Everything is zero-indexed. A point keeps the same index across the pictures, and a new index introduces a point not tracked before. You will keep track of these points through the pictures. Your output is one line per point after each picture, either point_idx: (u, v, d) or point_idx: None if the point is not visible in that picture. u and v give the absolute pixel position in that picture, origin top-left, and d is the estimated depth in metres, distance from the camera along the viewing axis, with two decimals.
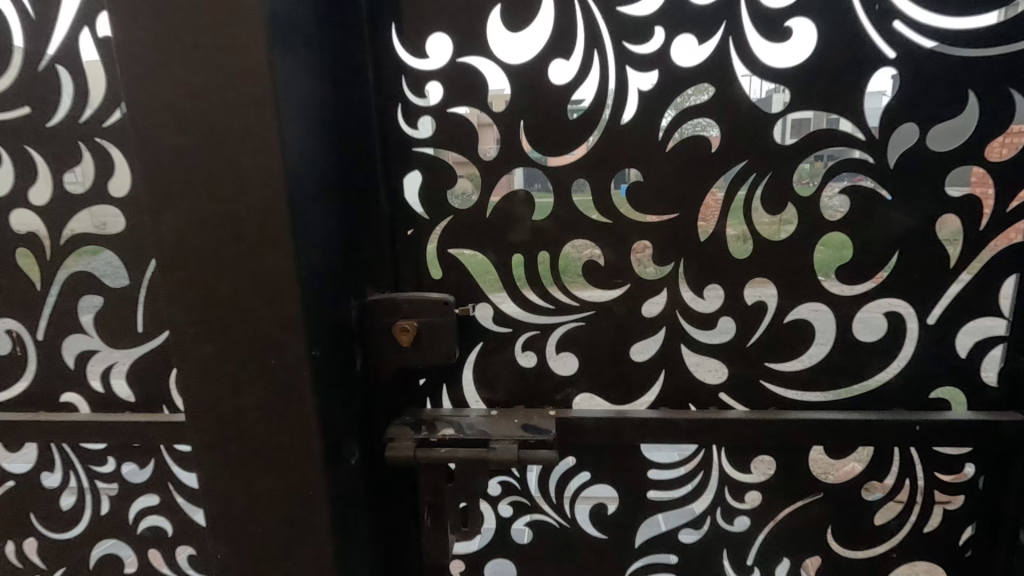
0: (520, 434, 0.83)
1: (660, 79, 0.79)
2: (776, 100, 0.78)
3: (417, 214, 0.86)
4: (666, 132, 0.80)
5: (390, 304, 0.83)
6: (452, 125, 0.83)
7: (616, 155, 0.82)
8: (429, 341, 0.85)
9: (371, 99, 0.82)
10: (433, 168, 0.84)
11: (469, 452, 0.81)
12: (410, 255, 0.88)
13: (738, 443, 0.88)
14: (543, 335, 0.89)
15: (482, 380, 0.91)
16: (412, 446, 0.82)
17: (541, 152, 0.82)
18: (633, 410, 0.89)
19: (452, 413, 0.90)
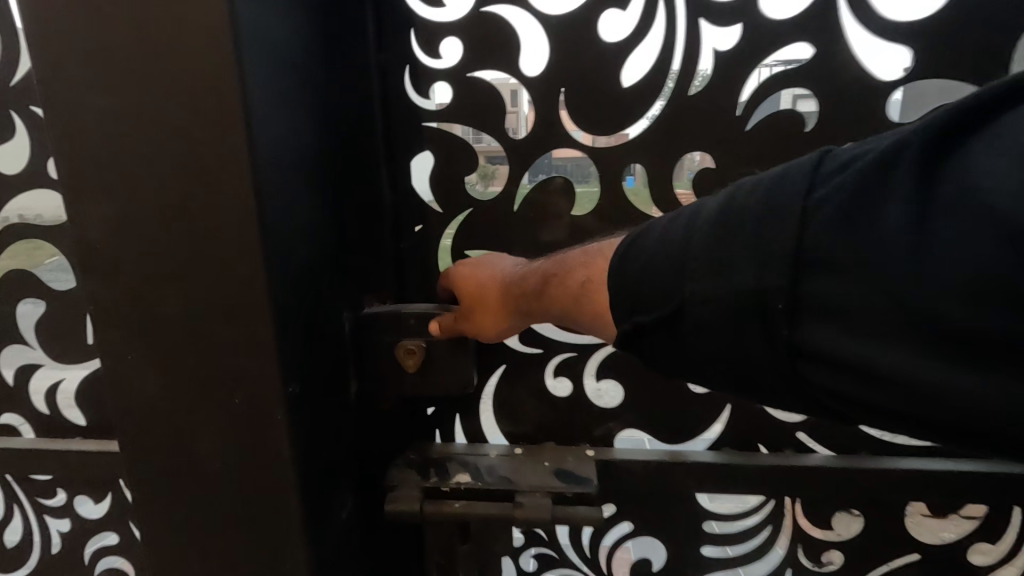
0: (553, 485, 0.67)
1: (743, 36, 0.62)
2: (894, 63, 0.60)
3: (427, 205, 0.69)
4: (748, 105, 0.63)
5: (393, 319, 0.66)
6: (474, 94, 0.65)
7: (682, 134, 0.64)
8: (442, 366, 0.68)
9: (370, 58, 0.64)
10: (449, 149, 0.67)
11: (489, 508, 0.65)
12: (417, 257, 0.70)
13: (822, 496, 0.71)
14: (580, 357, 0.73)
15: (504, 410, 0.75)
16: (419, 497, 0.66)
17: (587, 129, 0.65)
18: (692, 452, 0.72)
19: (466, 450, 0.74)
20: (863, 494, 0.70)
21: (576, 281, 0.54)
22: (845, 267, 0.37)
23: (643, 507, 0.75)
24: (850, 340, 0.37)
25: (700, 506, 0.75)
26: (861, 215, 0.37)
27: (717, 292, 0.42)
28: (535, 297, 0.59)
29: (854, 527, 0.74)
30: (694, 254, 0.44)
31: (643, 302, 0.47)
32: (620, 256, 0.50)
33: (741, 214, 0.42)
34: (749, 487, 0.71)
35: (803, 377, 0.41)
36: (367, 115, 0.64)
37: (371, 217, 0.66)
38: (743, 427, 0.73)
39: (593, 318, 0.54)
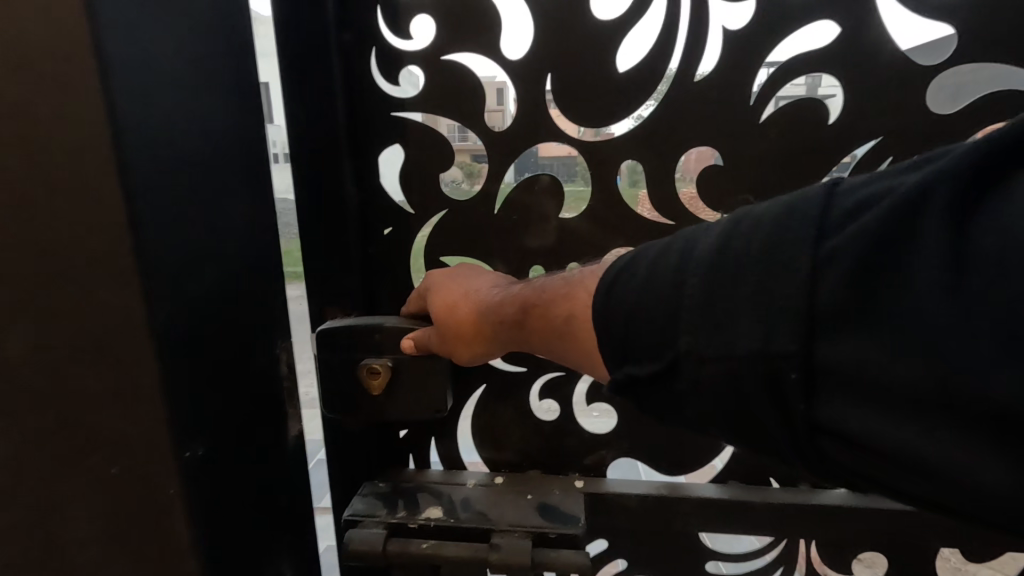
0: (535, 524, 0.59)
1: (756, 14, 0.53)
2: (934, 43, 0.52)
3: (398, 206, 0.61)
4: (762, 92, 0.55)
5: (356, 334, 0.58)
6: (449, 79, 0.57)
7: (687, 125, 0.56)
8: (410, 387, 0.60)
9: (329, 35, 0.56)
10: (420, 142, 0.59)
11: (461, 550, 0.57)
12: (386, 263, 0.62)
13: (841, 538, 0.63)
14: (569, 376, 0.65)
15: (484, 434, 0.67)
16: (383, 534, 0.58)
17: (578, 121, 0.57)
18: (693, 484, 0.64)
19: (441, 478, 0.66)
20: (887, 538, 0.62)
21: (558, 314, 0.46)
22: (869, 328, 0.29)
23: (637, 544, 0.67)
24: (882, 422, 0.29)
25: (703, 544, 0.67)
26: (886, 265, 0.29)
27: (712, 355, 0.34)
28: (517, 330, 0.51)
29: (874, 564, 0.68)
30: (688, 296, 0.35)
31: (635, 351, 0.38)
32: (604, 291, 0.41)
33: (741, 256, 0.34)
34: (759, 528, 0.63)
35: (824, 459, 0.32)
36: (324, 103, 0.57)
37: (334, 219, 0.59)
38: (751, 457, 0.65)
39: (581, 356, 0.46)
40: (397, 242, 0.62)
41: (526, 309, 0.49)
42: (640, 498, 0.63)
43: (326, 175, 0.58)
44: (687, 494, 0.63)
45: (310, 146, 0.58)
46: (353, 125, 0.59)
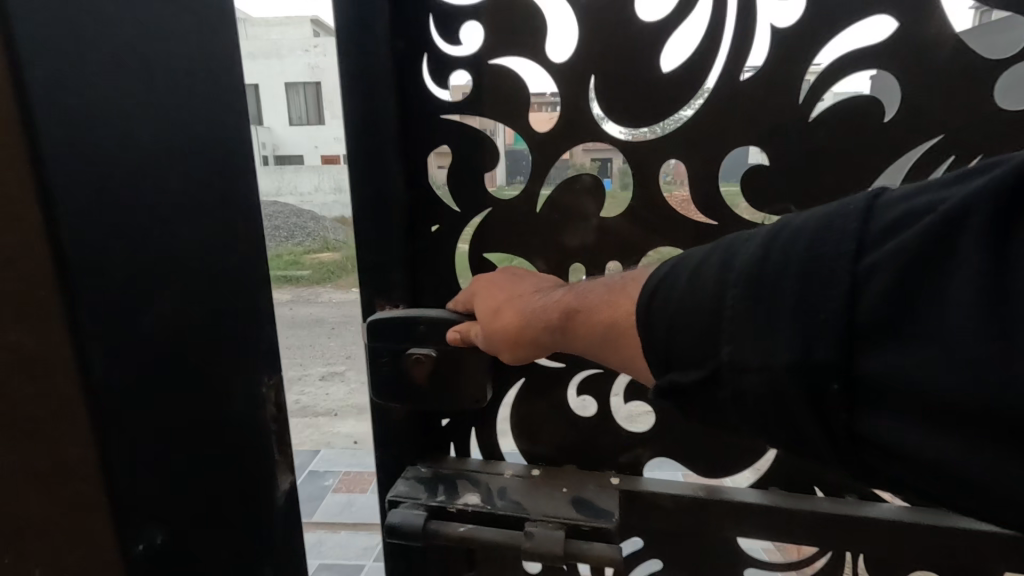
0: (569, 516, 0.60)
1: (809, 11, 0.52)
2: (1001, 31, 0.50)
3: (444, 205, 0.64)
4: (812, 90, 0.53)
5: (403, 325, 0.62)
6: (495, 84, 0.60)
7: (732, 124, 0.56)
8: (451, 377, 0.63)
9: (383, 43, 0.59)
10: (466, 143, 0.62)
11: (497, 535, 0.60)
12: (432, 259, 0.65)
13: (892, 556, 0.60)
14: (606, 374, 0.66)
15: (521, 426, 0.69)
16: (422, 515, 0.63)
17: (620, 121, 0.58)
18: (730, 489, 0.63)
19: (480, 465, 0.68)
20: (939, 559, 0.59)
21: (601, 321, 0.48)
22: (906, 339, 0.29)
23: (671, 546, 0.67)
24: (926, 435, 0.28)
25: (740, 550, 0.66)
26: (924, 281, 0.29)
27: (753, 366, 0.34)
28: (561, 334, 0.53)
29: None
30: (728, 308, 0.36)
31: (675, 359, 0.39)
32: (646, 304, 0.42)
33: (779, 270, 0.34)
34: (798, 537, 0.61)
35: (869, 468, 0.32)
36: (377, 105, 0.60)
37: (384, 217, 0.63)
38: (793, 465, 0.64)
39: (623, 359, 0.48)
40: (443, 239, 0.65)
41: (568, 315, 0.51)
42: (674, 499, 0.63)
43: (378, 175, 0.62)
44: (723, 498, 0.62)
45: (364, 148, 0.61)
46: (404, 127, 0.62)
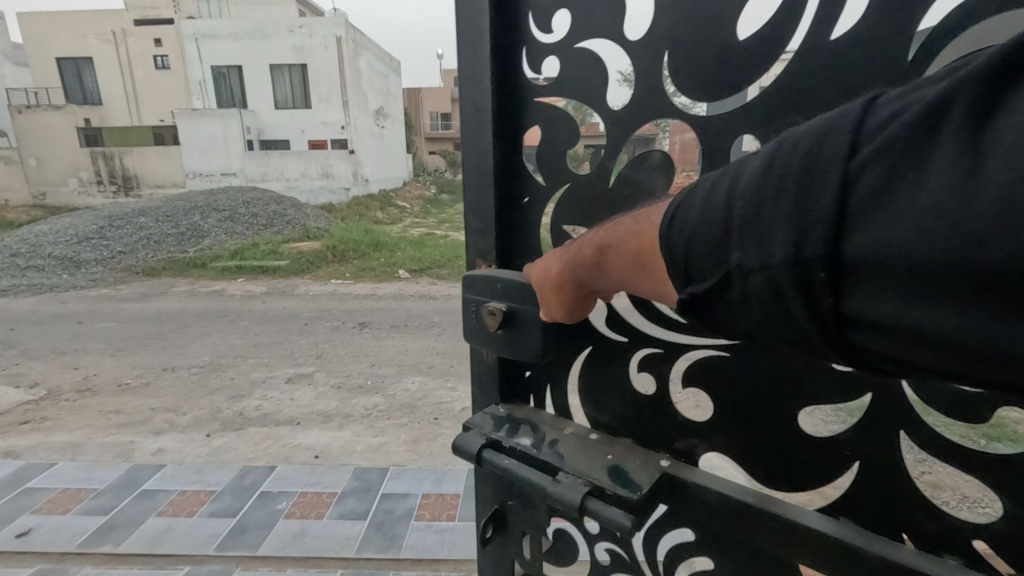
0: (598, 477, 0.61)
1: None
2: None
3: (533, 178, 0.72)
4: (912, 59, 0.48)
5: (487, 281, 0.69)
6: (581, 67, 0.65)
7: (812, 103, 0.53)
8: (519, 332, 0.67)
9: (489, 33, 0.68)
10: (551, 124, 0.69)
11: (531, 475, 0.64)
12: (523, 227, 0.74)
13: None
14: (665, 355, 0.67)
15: (589, 388, 0.74)
16: (482, 442, 0.71)
17: (691, 98, 0.60)
18: (798, 509, 0.56)
19: (549, 420, 0.74)
20: None
21: (628, 254, 0.48)
22: (893, 218, 0.31)
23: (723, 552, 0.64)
24: (899, 302, 0.31)
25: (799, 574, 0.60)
26: (909, 167, 0.31)
27: (754, 263, 0.36)
28: (592, 271, 0.53)
29: None
30: (733, 217, 0.37)
31: (696, 271, 0.40)
32: (665, 230, 0.43)
33: (782, 173, 0.35)
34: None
35: (857, 349, 0.35)
36: (480, 94, 0.70)
37: (485, 186, 0.73)
38: (875, 488, 0.56)
39: (653, 286, 0.48)
40: (532, 209, 0.73)
41: (597, 252, 0.52)
42: (719, 497, 0.58)
43: (482, 146, 0.72)
44: (784, 515, 0.55)
45: (472, 126, 0.73)
46: (504, 108, 0.71)
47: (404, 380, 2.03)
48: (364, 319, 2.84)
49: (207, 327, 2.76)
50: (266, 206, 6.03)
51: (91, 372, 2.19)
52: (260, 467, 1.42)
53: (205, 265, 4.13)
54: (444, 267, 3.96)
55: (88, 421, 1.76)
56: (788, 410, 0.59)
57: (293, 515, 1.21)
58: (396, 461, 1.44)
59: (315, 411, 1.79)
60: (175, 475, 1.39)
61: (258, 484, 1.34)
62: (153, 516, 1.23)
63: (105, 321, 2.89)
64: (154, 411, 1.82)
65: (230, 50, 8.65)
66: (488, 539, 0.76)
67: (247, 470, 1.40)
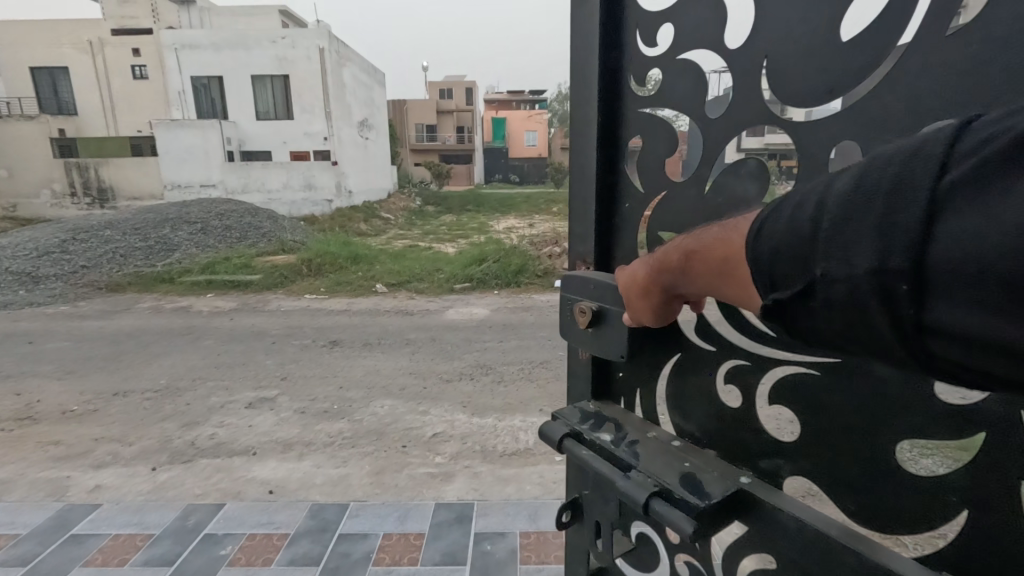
0: (669, 480, 0.53)
1: None
2: None
3: (632, 186, 0.69)
4: None
5: (582, 281, 0.64)
6: (681, 77, 0.62)
7: (930, 100, 0.44)
8: (611, 338, 0.61)
9: (595, 47, 0.67)
10: (650, 130, 0.65)
11: (602, 467, 0.59)
12: (621, 232, 0.71)
13: None
14: (754, 373, 0.59)
15: (674, 395, 0.67)
16: (564, 430, 0.66)
17: (785, 102, 0.54)
18: (889, 552, 0.45)
19: (635, 421, 0.66)
20: None
21: (712, 260, 0.41)
22: (990, 230, 0.26)
23: None
24: (994, 320, 0.26)
25: None
26: (1009, 178, 0.26)
27: (827, 275, 0.32)
28: (671, 276, 0.47)
29: None
30: (810, 227, 0.33)
31: (778, 276, 0.35)
32: (756, 233, 0.37)
33: (866, 185, 0.31)
34: None
35: (945, 367, 0.30)
36: (588, 105, 0.70)
37: (589, 194, 0.72)
38: (982, 544, 0.45)
39: (735, 296, 0.41)
40: (632, 215, 0.69)
41: (679, 257, 0.45)
42: (799, 525, 0.48)
43: (585, 156, 0.71)
44: (866, 553, 0.44)
45: (580, 137, 0.72)
46: (609, 120, 0.70)
47: (371, 404, 1.90)
48: (335, 337, 2.71)
49: (167, 346, 2.61)
50: (241, 218, 5.87)
51: (33, 399, 2.03)
52: (206, 505, 1.29)
53: (173, 279, 3.96)
54: (422, 281, 3.85)
55: (22, 454, 1.61)
56: (887, 438, 0.50)
57: (236, 564, 1.08)
58: (356, 497, 1.32)
59: (274, 439, 1.66)
60: (109, 517, 1.25)
61: (201, 526, 1.21)
62: (75, 567, 1.08)
63: (57, 341, 2.73)
64: (97, 441, 1.68)
65: (209, 61, 8.52)
66: (562, 523, 0.69)
67: (192, 509, 1.27)
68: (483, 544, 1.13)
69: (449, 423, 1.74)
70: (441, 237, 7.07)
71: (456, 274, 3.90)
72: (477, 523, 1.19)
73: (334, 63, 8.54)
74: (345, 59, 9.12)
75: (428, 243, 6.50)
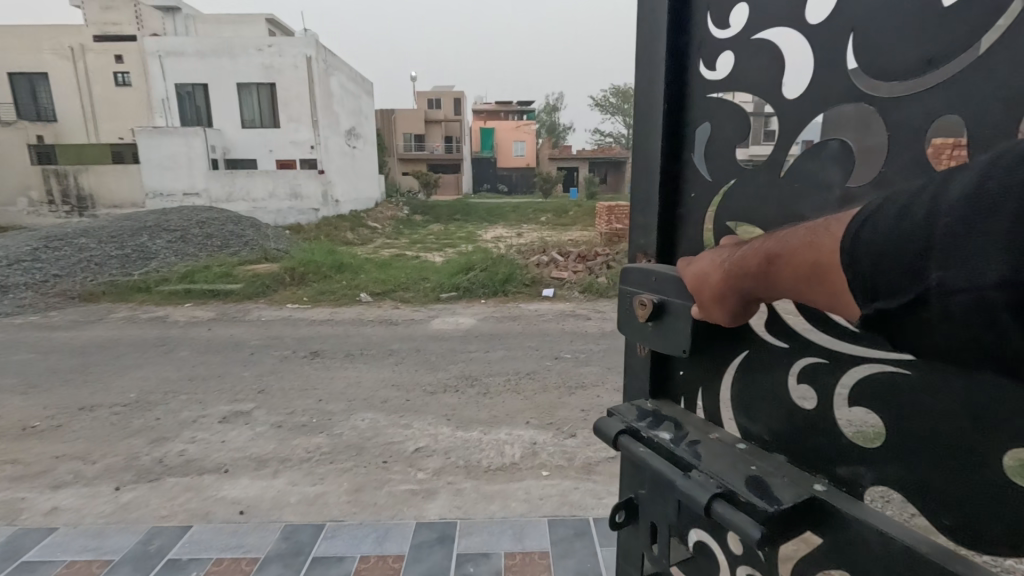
0: (734, 483, 0.49)
1: None
2: None
3: (700, 175, 0.64)
4: None
5: (644, 272, 0.60)
6: (755, 58, 0.57)
7: None
8: (675, 329, 0.56)
9: (662, 29, 0.63)
10: (719, 118, 0.61)
11: (661, 466, 0.55)
12: (683, 223, 0.66)
13: None
14: (833, 371, 0.52)
15: (738, 396, 0.60)
16: (621, 425, 0.62)
17: (871, 76, 0.48)
18: None
19: (697, 421, 0.62)
20: None
21: (800, 266, 0.40)
22: None
23: None
24: None
25: None
26: None
27: (944, 287, 0.30)
28: (747, 280, 0.45)
29: None
30: (924, 235, 0.31)
31: (880, 283, 0.34)
32: (853, 239, 0.36)
33: (991, 189, 0.28)
34: None
35: None
36: (653, 91, 0.66)
37: (651, 185, 0.67)
38: None
39: (823, 303, 0.40)
40: (699, 204, 0.64)
41: (759, 262, 0.43)
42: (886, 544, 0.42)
43: (648, 144, 0.67)
44: None
45: (642, 124, 0.68)
46: (676, 105, 0.65)
47: (351, 417, 1.84)
48: (315, 348, 2.64)
49: (139, 358, 2.52)
50: (223, 226, 5.77)
51: None
52: (170, 528, 1.22)
53: (148, 289, 3.85)
54: (407, 290, 3.79)
55: None
56: (1001, 446, 0.41)
57: None
58: (333, 516, 1.26)
59: (248, 456, 1.59)
60: (64, 542, 1.17)
61: (164, 550, 1.14)
62: None
63: (22, 352, 2.63)
64: (58, 459, 1.59)
65: (193, 68, 8.44)
66: (615, 522, 0.63)
67: (156, 532, 1.20)
68: (466, 566, 1.07)
69: (432, 437, 1.68)
70: (426, 246, 7.01)
71: (442, 284, 3.84)
72: (459, 543, 1.14)
73: (322, 72, 8.50)
74: (333, 68, 9.08)
75: (412, 253, 6.44)
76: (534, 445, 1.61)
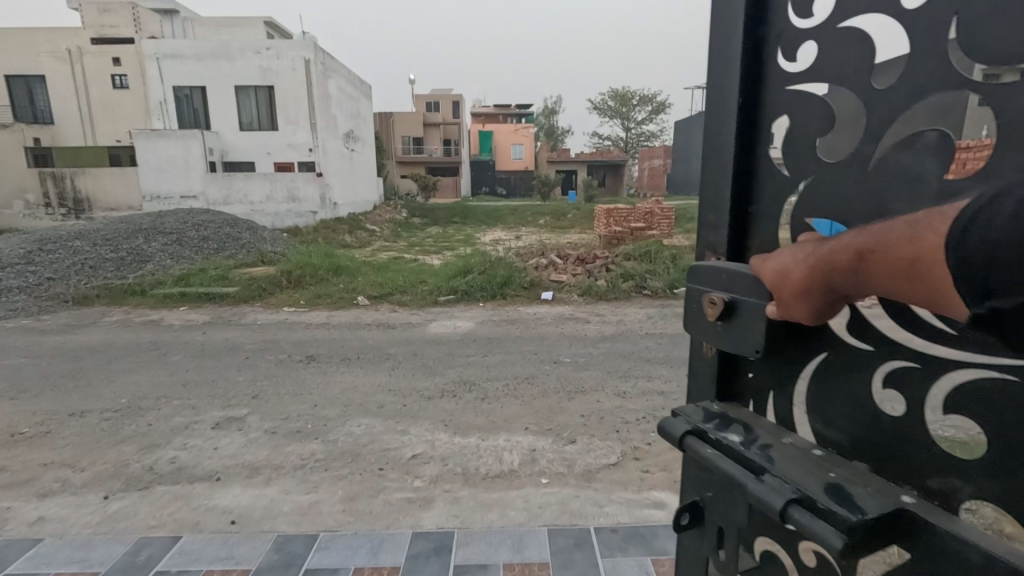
0: (812, 488, 0.44)
1: None
2: None
3: (774, 171, 0.57)
4: None
5: (714, 269, 0.55)
6: (844, 42, 0.51)
7: None
8: (748, 328, 0.50)
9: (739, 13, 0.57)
10: (801, 108, 0.54)
11: (731, 467, 0.49)
12: (751, 220, 0.59)
13: None
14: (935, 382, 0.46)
15: (817, 399, 0.53)
16: (687, 424, 0.56)
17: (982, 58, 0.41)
18: None
19: (770, 425, 0.54)
20: None
21: (898, 264, 0.37)
22: None
23: None
24: None
25: None
26: None
27: None
28: (829, 281, 0.41)
29: None
30: None
31: (996, 280, 0.32)
32: (962, 232, 0.33)
33: None
34: None
35: None
36: (724, 81, 0.59)
37: (720, 181, 0.60)
38: None
39: (921, 303, 0.37)
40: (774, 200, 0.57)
41: (845, 260, 0.40)
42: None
43: (719, 137, 0.60)
44: None
45: (712, 118, 0.61)
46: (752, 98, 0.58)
47: (346, 423, 1.81)
48: (311, 352, 2.61)
49: (132, 362, 2.48)
50: (219, 229, 5.74)
51: None
52: (159, 539, 1.19)
53: (143, 292, 3.82)
54: (404, 293, 3.76)
55: None
56: None
57: None
58: (326, 526, 1.23)
59: (240, 463, 1.55)
60: (49, 554, 1.14)
61: (153, 562, 1.11)
62: None
63: (13, 356, 2.60)
64: (45, 467, 1.56)
65: (190, 71, 8.42)
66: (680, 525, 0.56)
67: (144, 544, 1.17)
68: None
69: (429, 444, 1.65)
70: (423, 249, 7.01)
71: (440, 287, 3.82)
72: (457, 554, 1.11)
73: (320, 75, 8.47)
74: (331, 72, 9.06)
75: (409, 255, 6.43)
76: (532, 452, 1.58)
